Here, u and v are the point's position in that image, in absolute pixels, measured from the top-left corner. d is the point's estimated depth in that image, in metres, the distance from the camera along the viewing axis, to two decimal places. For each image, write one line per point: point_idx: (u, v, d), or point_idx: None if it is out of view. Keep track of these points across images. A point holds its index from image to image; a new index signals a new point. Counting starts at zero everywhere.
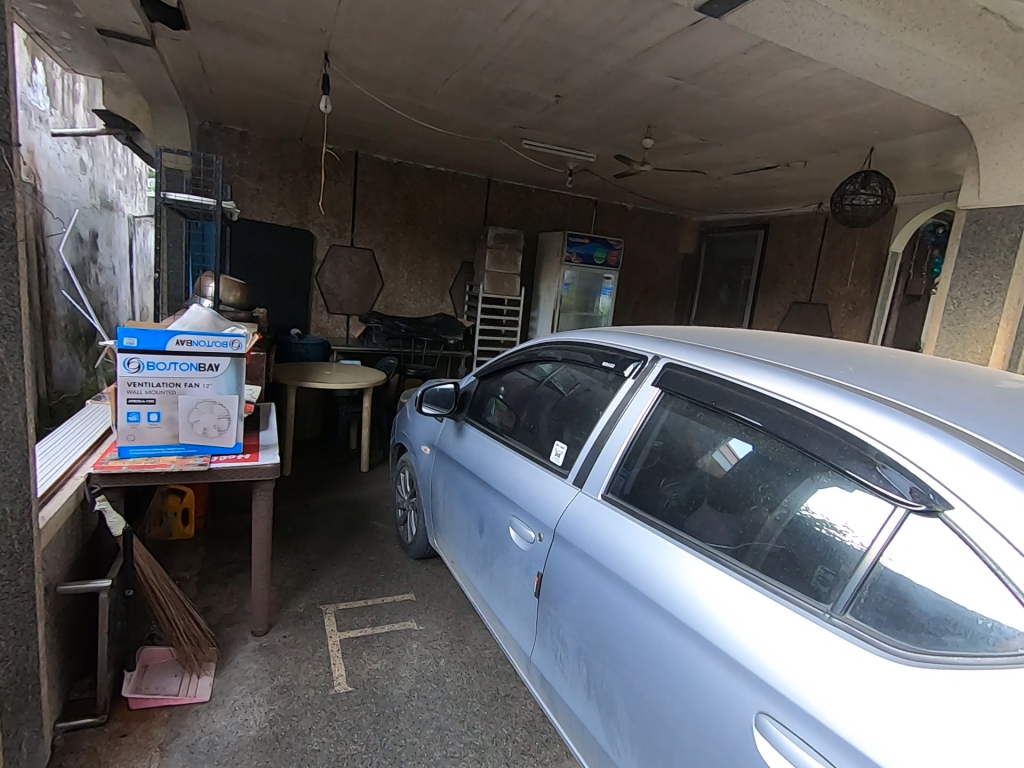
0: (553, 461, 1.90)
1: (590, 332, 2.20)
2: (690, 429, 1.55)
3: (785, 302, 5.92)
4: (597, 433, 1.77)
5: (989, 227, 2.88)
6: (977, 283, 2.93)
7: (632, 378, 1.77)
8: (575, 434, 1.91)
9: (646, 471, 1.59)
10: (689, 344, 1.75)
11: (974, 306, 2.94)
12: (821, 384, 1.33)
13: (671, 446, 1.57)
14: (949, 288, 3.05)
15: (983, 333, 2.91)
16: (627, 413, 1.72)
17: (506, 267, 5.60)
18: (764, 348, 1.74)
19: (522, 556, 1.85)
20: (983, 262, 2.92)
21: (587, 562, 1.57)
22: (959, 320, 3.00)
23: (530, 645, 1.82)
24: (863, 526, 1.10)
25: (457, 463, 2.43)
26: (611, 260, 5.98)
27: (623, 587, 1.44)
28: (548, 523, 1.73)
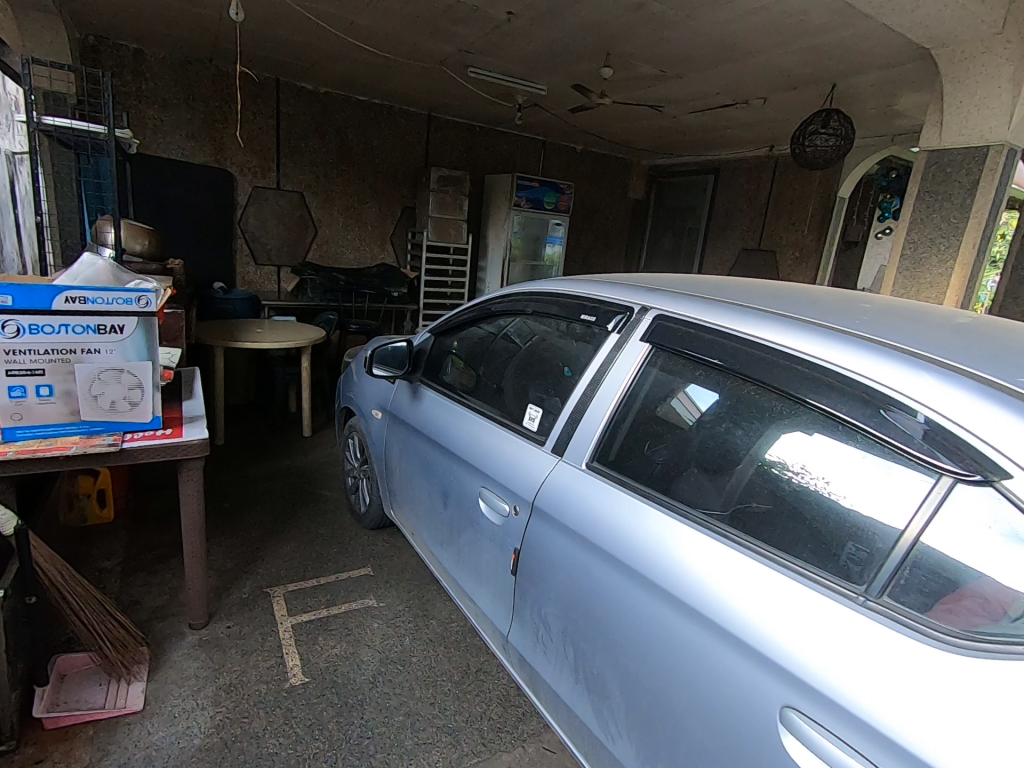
0: (527, 427, 1.71)
1: (561, 281, 1.97)
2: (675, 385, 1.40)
3: (734, 248, 5.90)
4: (577, 393, 1.59)
5: (949, 168, 2.85)
6: (934, 226, 2.91)
7: (612, 332, 1.58)
8: (549, 396, 1.73)
9: (630, 434, 1.44)
10: (680, 293, 1.55)
11: (930, 250, 2.94)
12: (829, 333, 1.18)
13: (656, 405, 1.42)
14: (906, 231, 3.02)
15: (938, 277, 2.92)
16: (608, 372, 1.54)
17: (451, 212, 5.22)
18: (748, 294, 1.59)
19: (495, 530, 1.69)
20: (940, 204, 2.90)
21: (574, 539, 1.41)
22: (915, 264, 3.00)
23: (506, 624, 1.68)
24: (842, 478, 1.05)
25: (415, 430, 2.21)
26: (561, 206, 5.72)
27: (616, 566, 1.30)
28: (525, 494, 1.55)
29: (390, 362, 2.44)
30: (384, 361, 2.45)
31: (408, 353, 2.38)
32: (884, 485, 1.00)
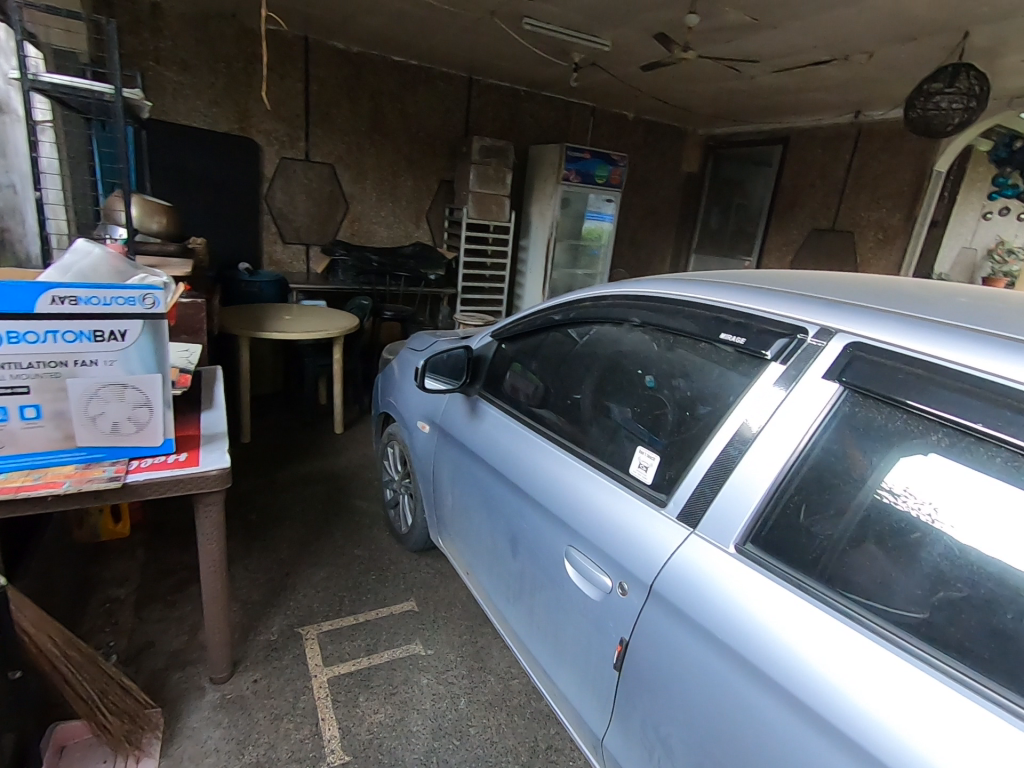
0: (639, 478, 1.31)
1: (669, 279, 1.53)
2: (864, 443, 0.98)
3: (803, 228, 5.34)
4: (716, 446, 1.16)
5: None
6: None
7: (769, 358, 1.13)
8: (669, 439, 1.31)
9: (792, 504, 1.03)
10: (868, 308, 1.09)
11: None
12: (966, 333, 0.94)
13: (835, 469, 1.00)
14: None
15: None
16: (768, 420, 1.09)
17: (493, 187, 4.78)
18: (922, 298, 1.19)
19: (589, 605, 1.32)
20: None
21: (725, 658, 1.00)
22: None
23: (600, 725, 1.31)
24: (952, 504, 0.87)
25: (476, 459, 1.82)
26: (612, 180, 5.22)
27: (778, 695, 0.92)
28: (640, 573, 1.17)
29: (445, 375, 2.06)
30: (442, 375, 2.08)
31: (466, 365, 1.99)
32: (1009, 521, 0.81)
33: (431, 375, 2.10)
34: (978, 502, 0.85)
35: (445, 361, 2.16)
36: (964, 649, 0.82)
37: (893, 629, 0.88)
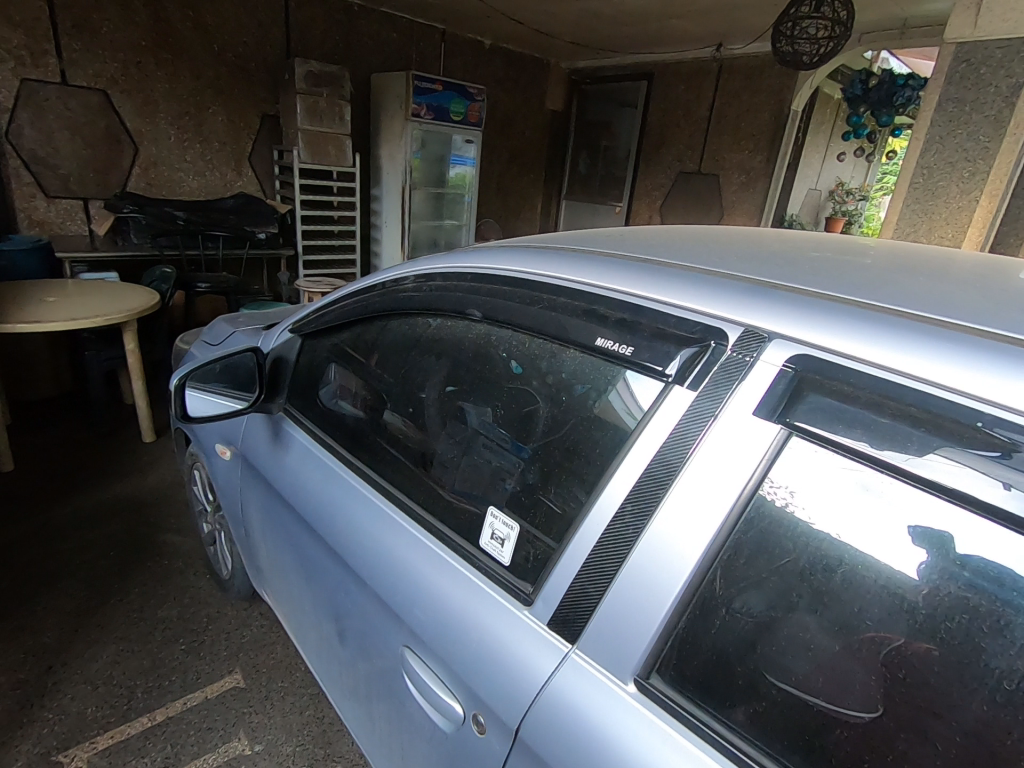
0: (486, 554, 0.89)
1: (514, 249, 1.07)
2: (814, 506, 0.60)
3: (669, 172, 5.16)
4: (598, 523, 0.73)
5: (983, 69, 2.32)
6: (957, 147, 2.40)
7: (670, 378, 0.70)
8: (534, 503, 0.88)
9: (707, 602, 0.64)
10: (798, 294, 0.71)
11: (949, 177, 2.44)
12: (927, 331, 0.59)
13: (767, 546, 0.62)
14: (919, 154, 2.50)
15: (958, 211, 2.44)
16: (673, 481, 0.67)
17: (327, 123, 3.97)
18: (839, 276, 0.85)
19: (437, 733, 0.92)
20: (969, 115, 2.37)
21: None
22: (926, 197, 2.51)
23: None
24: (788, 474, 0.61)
25: (289, 510, 1.31)
26: (470, 117, 4.62)
27: None
28: (496, 706, 0.78)
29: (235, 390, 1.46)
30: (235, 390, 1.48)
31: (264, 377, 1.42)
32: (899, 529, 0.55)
33: (222, 391, 1.49)
34: (860, 505, 0.58)
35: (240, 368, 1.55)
36: None
37: None
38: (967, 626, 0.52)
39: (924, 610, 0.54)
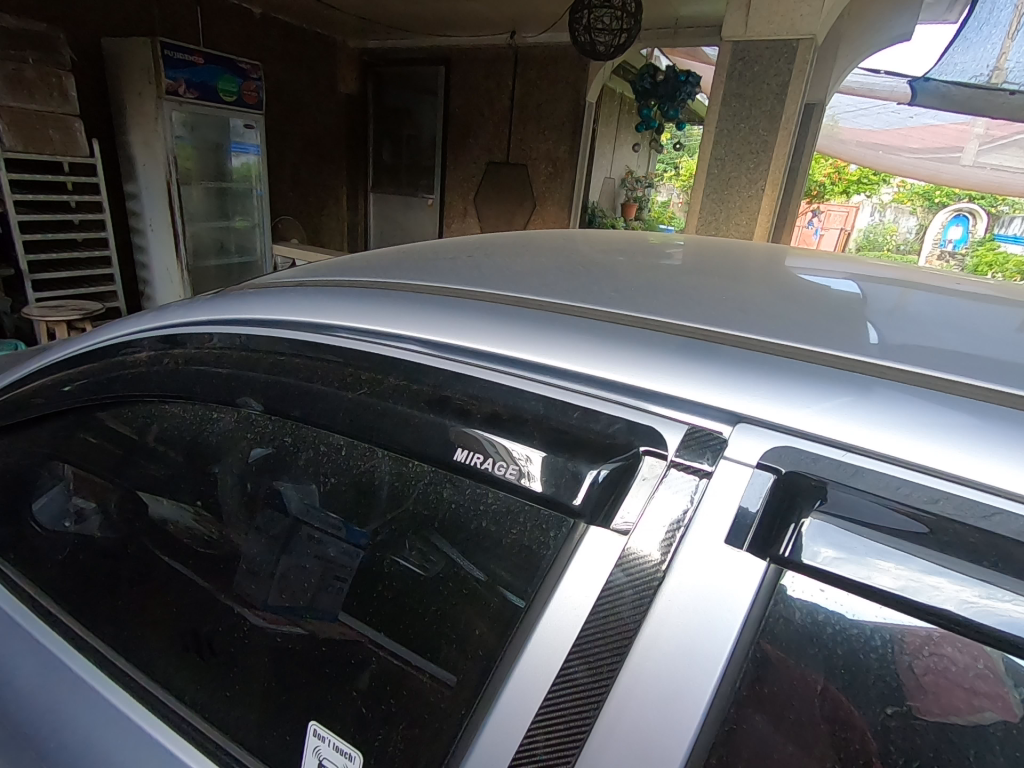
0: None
1: (322, 289, 0.76)
2: (822, 661, 0.42)
3: (478, 163, 5.05)
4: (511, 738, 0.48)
5: (755, 65, 2.67)
6: (741, 139, 2.76)
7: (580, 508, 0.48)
8: (424, 674, 0.57)
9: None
10: (725, 347, 0.53)
11: (737, 168, 2.80)
12: (907, 396, 0.46)
13: (758, 723, 0.43)
14: (712, 147, 2.84)
15: (748, 200, 2.81)
16: (618, 659, 0.45)
17: (40, 99, 3.04)
18: (741, 304, 0.71)
19: None
20: (749, 111, 2.72)
21: None
22: (723, 187, 2.86)
23: None
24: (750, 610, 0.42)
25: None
26: (246, 98, 3.94)
27: None
28: None
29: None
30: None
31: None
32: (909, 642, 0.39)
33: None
34: (882, 655, 0.40)
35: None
36: None
37: None
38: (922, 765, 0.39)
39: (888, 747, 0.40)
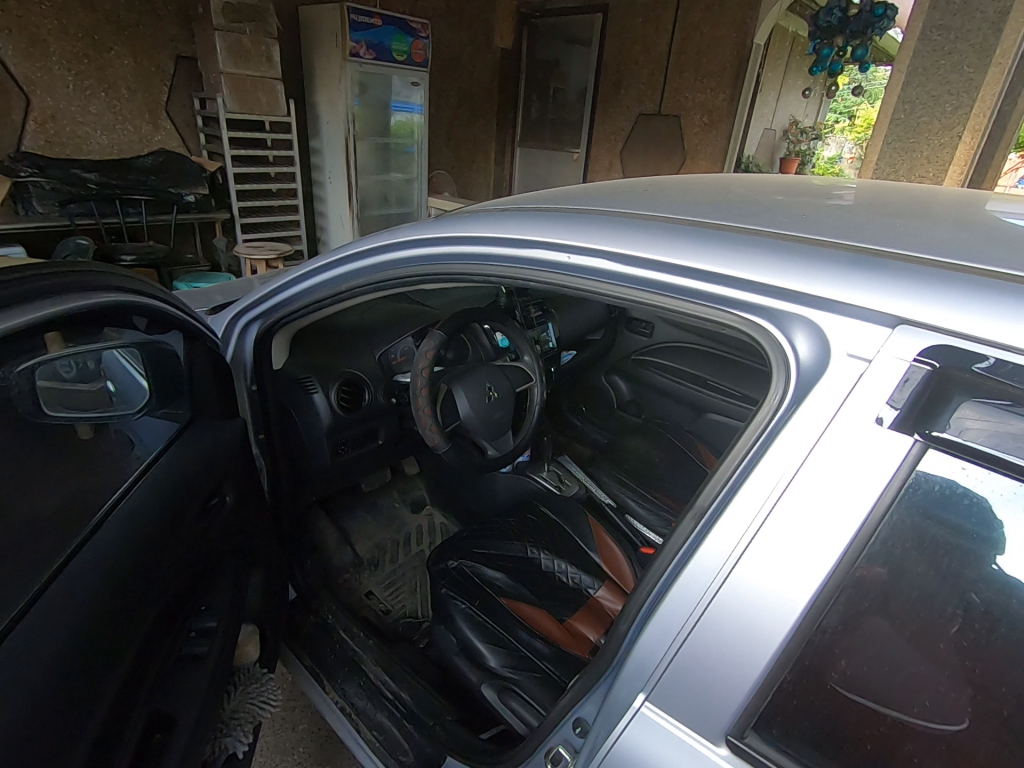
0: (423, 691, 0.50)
1: (515, 216, 0.91)
2: (939, 527, 0.52)
3: (628, 114, 4.94)
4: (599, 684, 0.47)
5: None
6: (940, 79, 2.45)
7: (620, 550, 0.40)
8: None
9: (807, 667, 0.56)
10: (887, 257, 0.58)
11: (930, 111, 2.51)
12: None
13: (879, 595, 0.54)
14: (901, 89, 2.55)
15: (939, 149, 2.50)
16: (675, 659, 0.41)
17: (253, 65, 3.53)
18: (902, 234, 0.74)
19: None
20: (952, 44, 2.40)
21: None
22: (909, 134, 2.58)
23: None
24: (890, 483, 0.50)
25: (212, 527, 1.05)
26: (414, 56, 4.21)
27: None
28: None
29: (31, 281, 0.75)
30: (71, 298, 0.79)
31: (191, 356, 1.11)
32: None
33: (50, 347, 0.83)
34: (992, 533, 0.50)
35: (109, 291, 0.87)
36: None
37: None
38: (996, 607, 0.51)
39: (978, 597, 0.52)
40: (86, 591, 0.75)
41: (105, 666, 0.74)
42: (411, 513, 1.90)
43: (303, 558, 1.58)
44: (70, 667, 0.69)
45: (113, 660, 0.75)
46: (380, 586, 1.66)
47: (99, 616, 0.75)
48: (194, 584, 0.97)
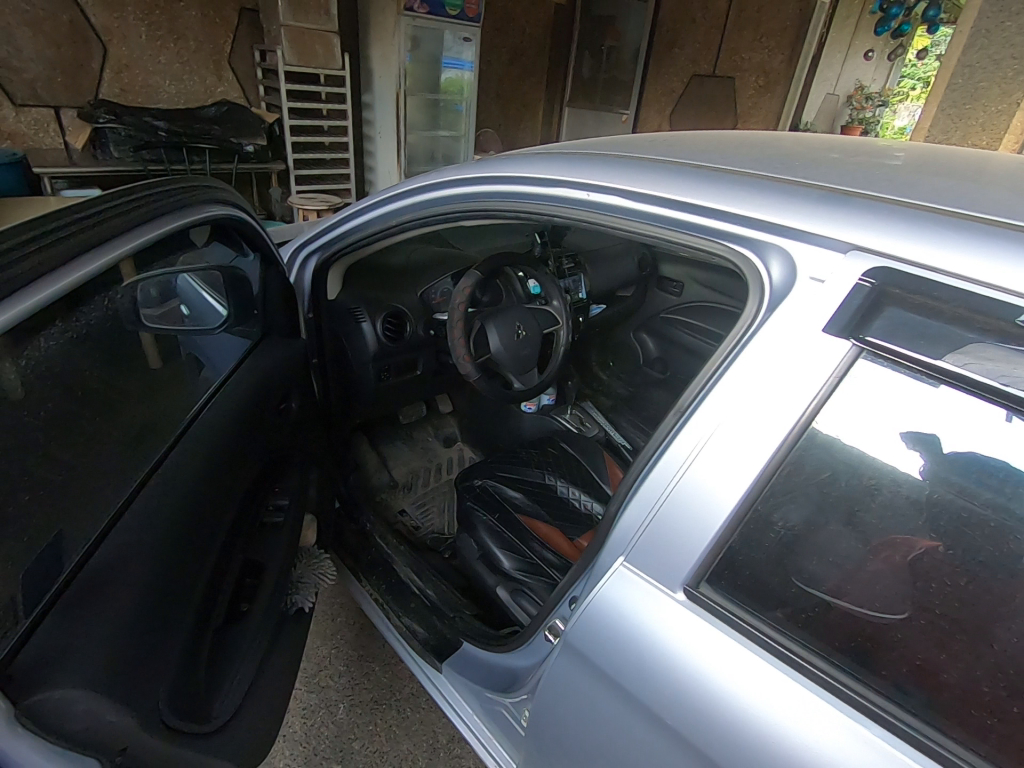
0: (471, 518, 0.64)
1: (549, 160, 1.01)
2: (873, 420, 0.61)
3: (680, 77, 5.05)
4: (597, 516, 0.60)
5: None
6: (1004, 42, 2.38)
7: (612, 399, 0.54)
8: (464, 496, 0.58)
9: (754, 530, 0.67)
10: (858, 195, 0.68)
11: (989, 76, 2.45)
12: (1000, 232, 0.57)
13: (820, 475, 0.65)
14: (961, 52, 2.49)
15: (995, 116, 2.46)
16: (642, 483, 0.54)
17: (312, 17, 3.64)
18: (899, 179, 0.81)
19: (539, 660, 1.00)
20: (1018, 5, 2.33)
21: (636, 701, 0.73)
22: (965, 100, 2.53)
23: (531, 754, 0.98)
24: (837, 378, 0.61)
25: (277, 427, 1.22)
26: (467, 10, 4.22)
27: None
28: (569, 622, 0.82)
29: (150, 202, 0.90)
30: (178, 214, 0.93)
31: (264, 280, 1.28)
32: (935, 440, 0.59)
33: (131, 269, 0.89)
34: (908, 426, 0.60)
35: (204, 209, 1.02)
36: (879, 640, 0.62)
37: (820, 660, 0.63)
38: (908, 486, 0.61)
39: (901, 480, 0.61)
40: (197, 451, 0.95)
41: (204, 510, 0.92)
42: (443, 446, 2.08)
43: (348, 474, 1.78)
44: (191, 504, 0.89)
45: (219, 505, 0.96)
46: (413, 506, 1.84)
47: (207, 469, 0.95)
48: (264, 470, 1.14)
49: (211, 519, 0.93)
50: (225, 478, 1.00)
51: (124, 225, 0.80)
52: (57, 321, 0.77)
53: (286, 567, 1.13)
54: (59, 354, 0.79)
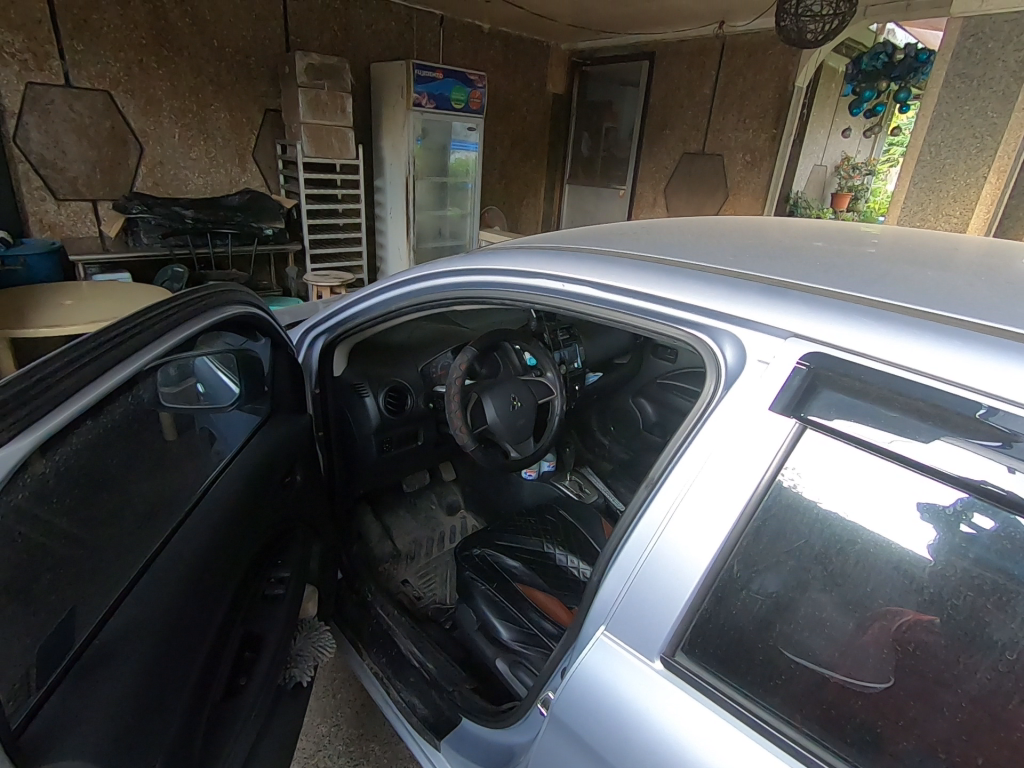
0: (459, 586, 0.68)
1: (531, 252, 1.11)
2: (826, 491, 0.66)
3: (674, 152, 5.18)
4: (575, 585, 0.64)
5: (990, 44, 2.53)
6: (964, 123, 2.65)
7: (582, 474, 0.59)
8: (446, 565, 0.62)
9: (722, 598, 0.70)
10: (798, 287, 0.76)
11: (956, 156, 2.70)
12: (921, 323, 0.64)
13: (783, 543, 0.68)
14: (927, 133, 2.78)
15: (965, 188, 2.70)
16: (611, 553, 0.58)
17: (329, 115, 3.98)
18: (845, 264, 0.90)
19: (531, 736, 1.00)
20: (975, 93, 2.60)
21: None
22: (935, 175, 2.77)
23: None
24: (786, 452, 0.66)
25: (282, 501, 1.28)
26: (472, 104, 4.58)
27: None
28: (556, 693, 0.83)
29: (174, 306, 1.00)
30: (200, 312, 1.03)
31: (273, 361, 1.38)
32: (882, 509, 0.63)
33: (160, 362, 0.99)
34: (857, 497, 0.64)
35: (223, 310, 1.12)
36: (847, 709, 0.64)
37: (794, 732, 0.64)
38: (864, 555, 0.65)
39: (857, 549, 0.65)
40: (206, 526, 1.01)
41: (209, 584, 0.97)
42: (446, 514, 2.11)
43: (351, 544, 1.81)
44: (198, 577, 0.95)
45: (223, 580, 1.01)
46: (415, 576, 1.85)
47: (215, 542, 1.01)
48: (268, 543, 1.20)
49: (214, 593, 0.97)
50: (232, 553, 1.05)
51: (149, 327, 0.90)
52: (87, 421, 0.81)
53: (285, 640, 1.15)
54: (83, 451, 0.84)
